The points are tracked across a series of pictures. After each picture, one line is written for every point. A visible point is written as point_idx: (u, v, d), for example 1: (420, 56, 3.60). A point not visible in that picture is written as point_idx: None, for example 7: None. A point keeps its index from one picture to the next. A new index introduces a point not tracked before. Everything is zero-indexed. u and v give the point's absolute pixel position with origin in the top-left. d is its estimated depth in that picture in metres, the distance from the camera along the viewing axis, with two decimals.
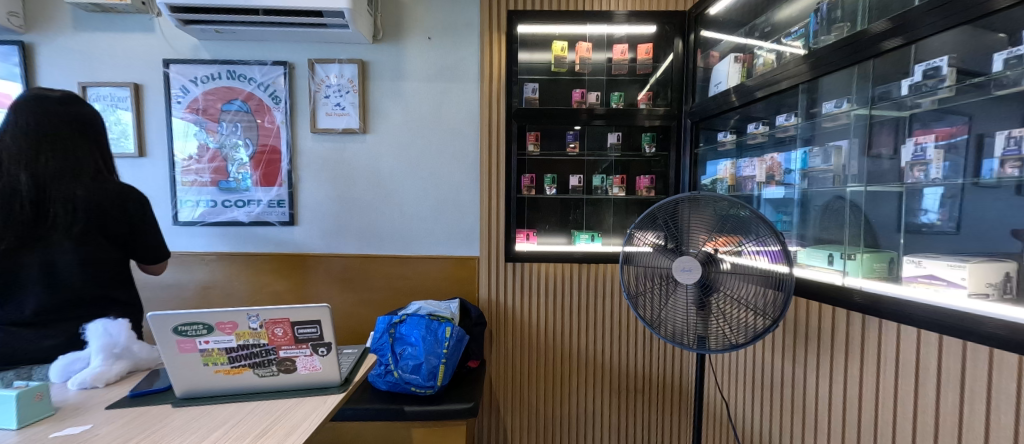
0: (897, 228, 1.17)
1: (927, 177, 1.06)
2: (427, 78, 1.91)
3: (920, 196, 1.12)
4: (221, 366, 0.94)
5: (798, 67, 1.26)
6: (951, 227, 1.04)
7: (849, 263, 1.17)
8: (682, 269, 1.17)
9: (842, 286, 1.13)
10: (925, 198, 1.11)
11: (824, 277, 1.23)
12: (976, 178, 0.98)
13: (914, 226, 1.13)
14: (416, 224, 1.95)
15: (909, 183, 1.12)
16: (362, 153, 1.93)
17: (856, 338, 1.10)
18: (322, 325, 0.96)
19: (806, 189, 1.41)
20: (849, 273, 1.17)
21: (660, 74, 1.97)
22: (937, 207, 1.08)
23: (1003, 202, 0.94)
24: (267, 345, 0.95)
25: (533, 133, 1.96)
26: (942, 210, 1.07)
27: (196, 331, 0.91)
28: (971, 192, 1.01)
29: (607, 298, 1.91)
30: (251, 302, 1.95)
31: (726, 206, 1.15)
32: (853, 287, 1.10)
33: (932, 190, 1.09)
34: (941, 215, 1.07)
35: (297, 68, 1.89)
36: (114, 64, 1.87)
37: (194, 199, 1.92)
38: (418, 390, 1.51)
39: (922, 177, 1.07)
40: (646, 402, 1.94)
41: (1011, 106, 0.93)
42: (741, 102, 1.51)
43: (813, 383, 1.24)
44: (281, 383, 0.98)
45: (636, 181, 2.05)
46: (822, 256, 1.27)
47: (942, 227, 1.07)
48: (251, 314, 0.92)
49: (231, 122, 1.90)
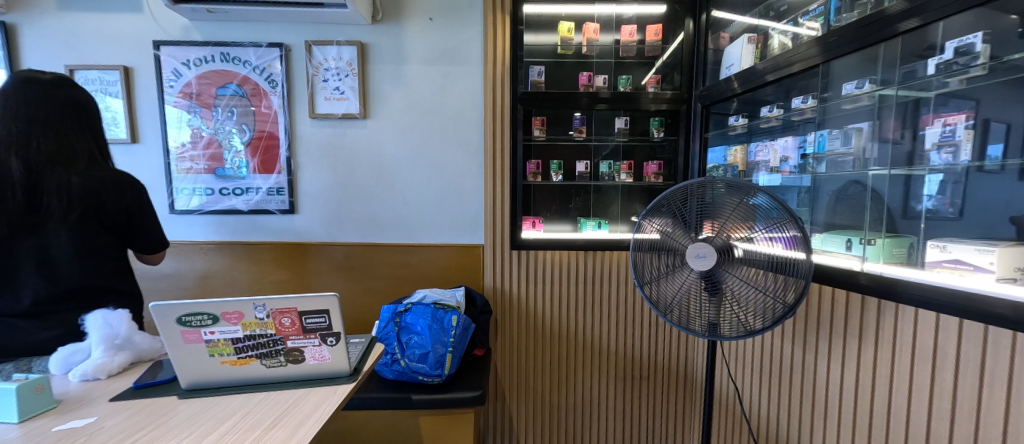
0: (900, 215, 1.15)
1: (940, 162, 1.04)
2: (429, 61, 1.85)
3: (923, 184, 1.11)
4: (227, 357, 0.92)
5: (810, 50, 1.24)
6: (952, 212, 1.04)
7: (869, 248, 1.12)
8: (696, 255, 1.15)
9: (860, 272, 1.10)
10: (925, 185, 1.10)
11: (842, 263, 1.19)
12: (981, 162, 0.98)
13: (915, 213, 1.12)
14: (418, 211, 1.92)
15: (914, 166, 1.11)
16: (364, 140, 1.88)
17: (871, 325, 1.08)
18: (331, 315, 0.93)
19: (820, 173, 1.37)
20: (869, 258, 1.13)
21: (668, 56, 1.91)
22: (937, 191, 1.08)
23: (1006, 189, 0.94)
24: (273, 335, 0.92)
25: (539, 118, 1.91)
26: (943, 195, 1.07)
27: (200, 322, 0.88)
28: (976, 176, 1.00)
29: (614, 285, 1.90)
30: (253, 292, 1.92)
31: (741, 189, 1.12)
32: (872, 272, 1.07)
33: (932, 176, 1.08)
34: (941, 199, 1.07)
35: (293, 50, 1.82)
36: (101, 46, 1.79)
37: (190, 187, 1.87)
38: (425, 379, 1.50)
39: (929, 161, 1.07)
40: (651, 389, 1.95)
41: (1014, 91, 0.92)
42: (746, 87, 1.52)
43: (824, 369, 1.24)
44: (288, 373, 0.97)
45: (643, 167, 2.01)
46: (839, 241, 1.22)
47: (942, 212, 1.06)
48: (258, 303, 0.90)
49: (226, 107, 1.83)
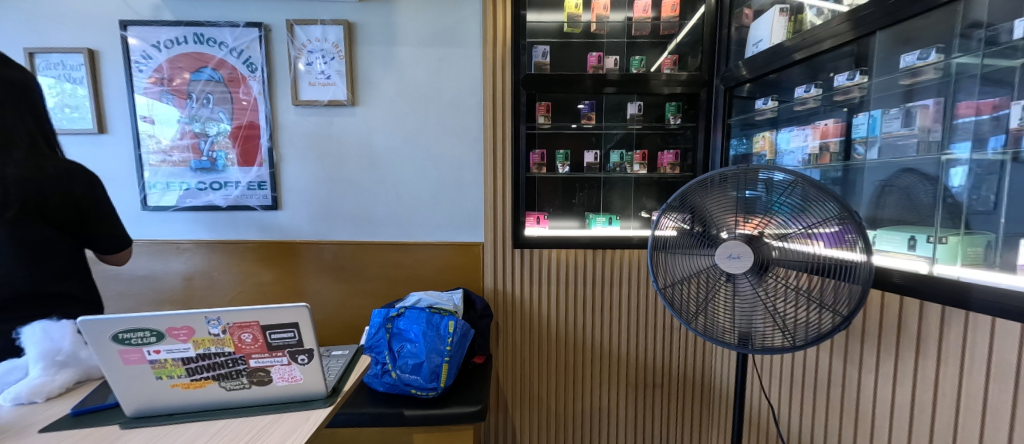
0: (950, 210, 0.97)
1: (965, 152, 0.95)
2: (423, 42, 1.69)
3: (945, 173, 0.99)
4: (179, 380, 0.78)
5: (841, 25, 1.12)
6: (986, 205, 0.91)
7: (939, 247, 0.94)
8: (729, 256, 1.00)
9: (930, 275, 0.93)
10: (949, 176, 0.98)
11: (904, 264, 1.01)
12: (1017, 150, 0.85)
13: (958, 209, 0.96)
14: (413, 207, 1.77)
15: (945, 152, 0.99)
16: (353, 129, 1.72)
17: (932, 336, 0.94)
18: (300, 329, 0.78)
19: (874, 159, 1.17)
20: (939, 260, 0.95)
21: (684, 35, 1.76)
22: (961, 183, 0.95)
23: None
24: (233, 354, 0.77)
25: (543, 104, 1.74)
26: (965, 187, 0.95)
27: (142, 340, 0.73)
28: (1011, 168, 0.86)
29: (626, 285, 1.75)
30: (234, 296, 1.78)
31: (776, 181, 0.97)
32: (949, 277, 0.89)
33: (955, 168, 0.97)
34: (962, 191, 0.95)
35: (274, 30, 1.67)
36: (62, 27, 1.64)
37: (164, 182, 1.72)
38: (418, 393, 1.35)
39: (954, 150, 0.97)
40: (665, 397, 1.80)
41: None
42: (780, 66, 1.36)
43: (870, 382, 1.09)
44: (253, 397, 0.83)
45: (657, 157, 1.85)
46: (899, 240, 1.04)
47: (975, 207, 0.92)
48: (211, 317, 0.74)
49: (202, 93, 1.68)
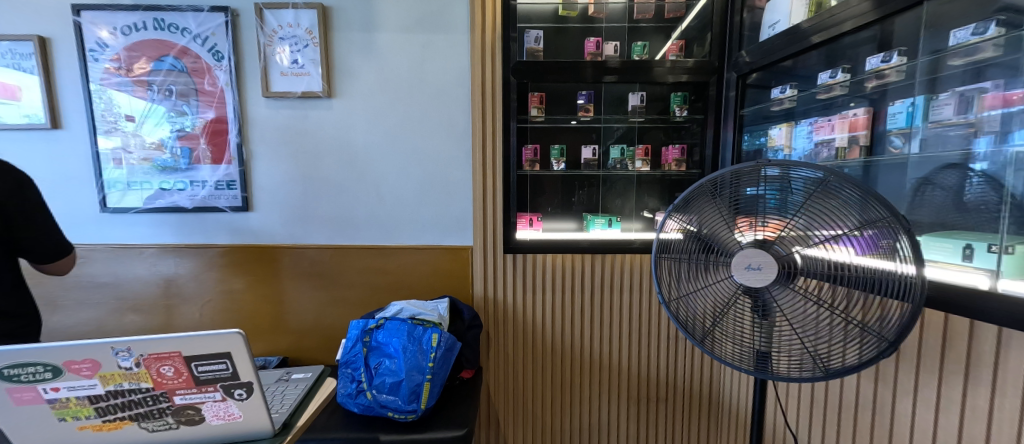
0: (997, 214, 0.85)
1: (983, 148, 0.87)
2: (405, 28, 1.55)
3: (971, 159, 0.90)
4: (88, 422, 0.64)
5: (862, 4, 0.99)
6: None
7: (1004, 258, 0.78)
8: (748, 266, 0.85)
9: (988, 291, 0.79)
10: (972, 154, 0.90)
11: (960, 278, 0.85)
12: None
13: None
14: (396, 208, 1.64)
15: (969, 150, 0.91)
16: (330, 123, 1.58)
17: (986, 360, 0.81)
18: (234, 360, 0.65)
19: (915, 155, 1.03)
20: (1004, 274, 0.78)
21: (690, 20, 1.62)
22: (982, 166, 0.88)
23: None
24: (153, 390, 0.64)
25: (536, 95, 1.61)
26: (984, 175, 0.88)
27: (35, 376, 0.60)
28: None
29: (627, 292, 1.62)
30: (203, 304, 1.64)
31: (797, 178, 0.83)
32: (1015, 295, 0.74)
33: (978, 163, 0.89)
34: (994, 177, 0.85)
35: (242, 15, 1.53)
36: (9, 12, 1.49)
37: (125, 181, 1.59)
38: (396, 416, 1.21)
39: (975, 146, 0.89)
40: (670, 413, 1.67)
41: None
42: (795, 50, 1.22)
43: (907, 408, 0.96)
44: (183, 438, 0.69)
45: (662, 153, 1.72)
46: (952, 248, 0.88)
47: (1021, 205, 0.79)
48: (119, 348, 0.61)
49: (163, 84, 1.54)
